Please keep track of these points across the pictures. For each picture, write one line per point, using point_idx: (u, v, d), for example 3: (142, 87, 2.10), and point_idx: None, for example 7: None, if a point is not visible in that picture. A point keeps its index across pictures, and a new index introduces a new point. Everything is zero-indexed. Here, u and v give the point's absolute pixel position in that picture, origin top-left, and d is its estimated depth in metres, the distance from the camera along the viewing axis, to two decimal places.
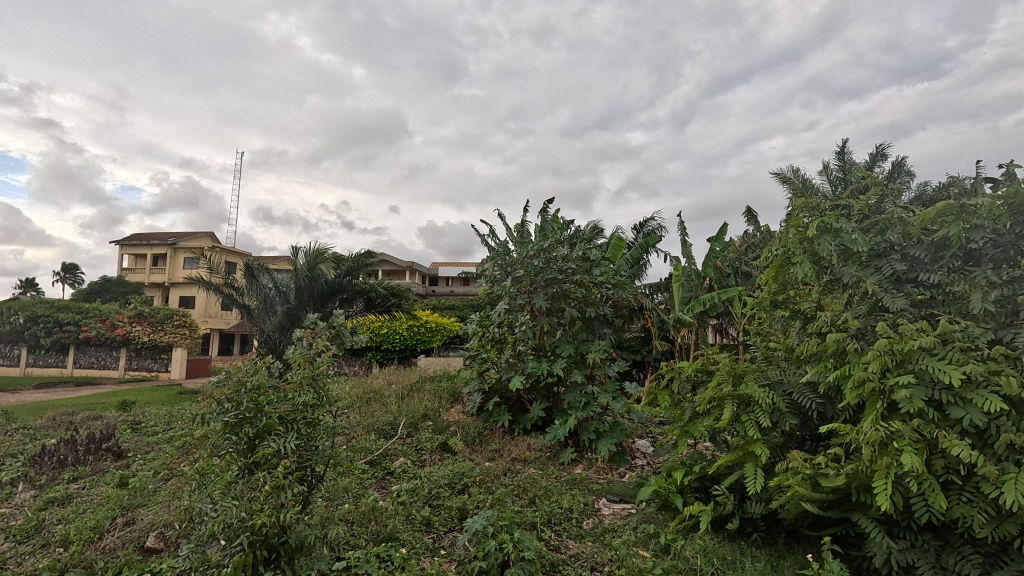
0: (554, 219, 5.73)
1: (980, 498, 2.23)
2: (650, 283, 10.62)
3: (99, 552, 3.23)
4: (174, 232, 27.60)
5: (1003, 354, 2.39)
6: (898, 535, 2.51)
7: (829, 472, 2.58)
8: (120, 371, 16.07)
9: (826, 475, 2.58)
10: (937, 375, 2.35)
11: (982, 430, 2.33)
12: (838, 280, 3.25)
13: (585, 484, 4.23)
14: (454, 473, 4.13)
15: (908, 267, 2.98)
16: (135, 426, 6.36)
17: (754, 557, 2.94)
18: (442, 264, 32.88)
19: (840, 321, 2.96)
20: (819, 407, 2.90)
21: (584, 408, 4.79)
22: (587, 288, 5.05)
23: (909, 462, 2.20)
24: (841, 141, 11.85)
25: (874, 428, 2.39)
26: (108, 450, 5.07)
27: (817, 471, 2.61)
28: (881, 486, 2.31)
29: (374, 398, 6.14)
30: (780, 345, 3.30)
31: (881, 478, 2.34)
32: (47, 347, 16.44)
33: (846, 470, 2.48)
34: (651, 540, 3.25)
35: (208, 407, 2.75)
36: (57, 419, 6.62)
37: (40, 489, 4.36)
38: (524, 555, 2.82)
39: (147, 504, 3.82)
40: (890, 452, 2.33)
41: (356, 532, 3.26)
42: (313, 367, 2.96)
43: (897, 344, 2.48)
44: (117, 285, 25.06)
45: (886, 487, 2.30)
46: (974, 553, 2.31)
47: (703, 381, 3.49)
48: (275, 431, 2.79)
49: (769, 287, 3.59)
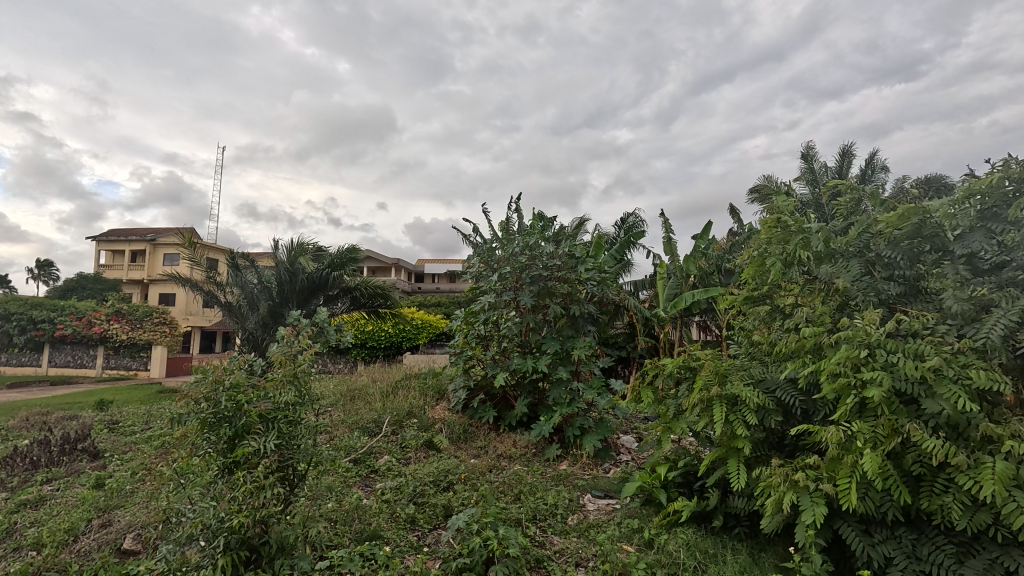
0: (540, 216, 5.72)
1: (953, 487, 2.28)
2: (636, 281, 10.69)
3: (74, 555, 3.16)
4: (154, 228, 27.13)
5: (971, 348, 2.45)
6: (874, 531, 2.54)
7: (809, 488, 2.54)
8: (98, 368, 15.76)
9: (805, 491, 2.55)
10: (910, 369, 2.40)
11: (956, 422, 2.38)
12: (817, 278, 3.30)
13: (570, 480, 4.24)
14: (439, 470, 4.11)
15: (881, 265, 3.02)
16: (112, 426, 6.21)
17: (735, 549, 2.99)
18: (429, 261, 32.78)
19: (820, 317, 2.98)
20: (801, 403, 2.94)
21: (569, 405, 4.81)
22: (572, 285, 5.08)
23: (869, 461, 2.26)
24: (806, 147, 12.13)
25: (841, 426, 2.46)
26: (83, 450, 4.97)
27: (796, 489, 2.57)
28: (847, 481, 2.37)
29: (358, 395, 6.10)
30: (763, 341, 3.33)
31: (849, 477, 2.39)
32: (22, 345, 16.07)
33: (823, 484, 2.48)
34: (634, 535, 3.28)
35: (185, 406, 2.70)
36: (31, 420, 6.44)
37: (12, 490, 4.24)
38: (508, 552, 2.83)
39: (125, 504, 3.75)
40: (852, 449, 2.40)
41: (339, 531, 3.23)
42: (294, 365, 2.91)
43: (868, 336, 2.54)
44: (95, 283, 24.59)
45: (854, 489, 2.34)
46: (947, 543, 2.36)
47: (687, 377, 3.50)
48: (254, 430, 2.73)
49: (752, 283, 3.63)
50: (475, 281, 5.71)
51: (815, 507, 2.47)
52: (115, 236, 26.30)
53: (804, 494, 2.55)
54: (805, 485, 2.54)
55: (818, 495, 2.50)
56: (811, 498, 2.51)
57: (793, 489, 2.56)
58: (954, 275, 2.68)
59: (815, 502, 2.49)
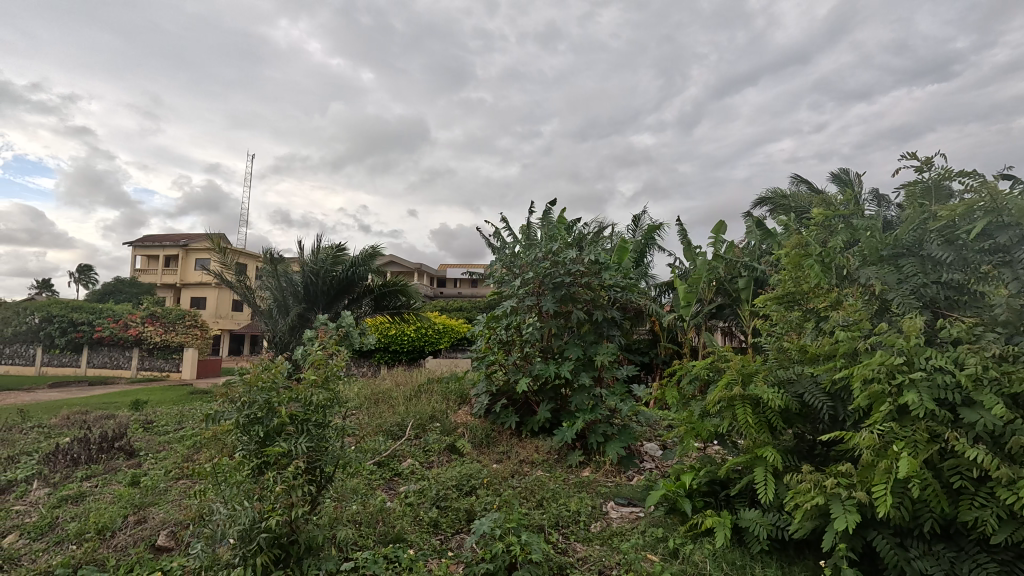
0: (560, 222, 5.73)
1: (994, 502, 2.20)
2: (658, 286, 10.57)
3: (112, 550, 3.28)
4: (186, 233, 28.06)
5: (1017, 355, 2.36)
6: (910, 545, 2.45)
7: (841, 496, 2.49)
8: (133, 369, 16.38)
9: (837, 499, 2.50)
10: (948, 376, 2.32)
11: (997, 433, 2.28)
12: (854, 280, 3.22)
13: (593, 487, 4.22)
14: (462, 475, 4.13)
15: (929, 267, 2.85)
16: (146, 426, 6.41)
17: (765, 563, 2.91)
18: (450, 266, 33.07)
19: (853, 320, 2.92)
20: (830, 408, 2.87)
21: (592, 411, 4.78)
22: (595, 291, 5.03)
23: (905, 466, 2.19)
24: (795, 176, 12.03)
25: (871, 430, 2.40)
26: (120, 448, 5.14)
27: (828, 495, 2.53)
28: (880, 488, 2.31)
29: (382, 398, 6.19)
30: (793, 344, 3.24)
31: (883, 484, 2.32)
32: (62, 347, 16.59)
33: (857, 492, 2.42)
34: (658, 544, 3.23)
35: (223, 406, 2.76)
36: (70, 418, 6.68)
37: (54, 486, 4.43)
38: (531, 558, 2.81)
39: (159, 503, 3.86)
40: (886, 453, 2.34)
41: (365, 534, 3.27)
42: (325, 368, 3.00)
43: (903, 342, 2.48)
44: (131, 286, 25.61)
45: (888, 495, 2.27)
46: (990, 561, 2.26)
47: (713, 379, 3.44)
48: (287, 431, 2.79)
49: (784, 286, 3.58)
50: (498, 286, 5.73)
51: (847, 514, 2.41)
52: (151, 242, 27.23)
53: (836, 502, 2.50)
54: (837, 492, 2.49)
55: (851, 503, 2.44)
56: (843, 506, 2.46)
57: (824, 495, 2.52)
58: (1006, 281, 2.53)
59: (847, 510, 2.43)
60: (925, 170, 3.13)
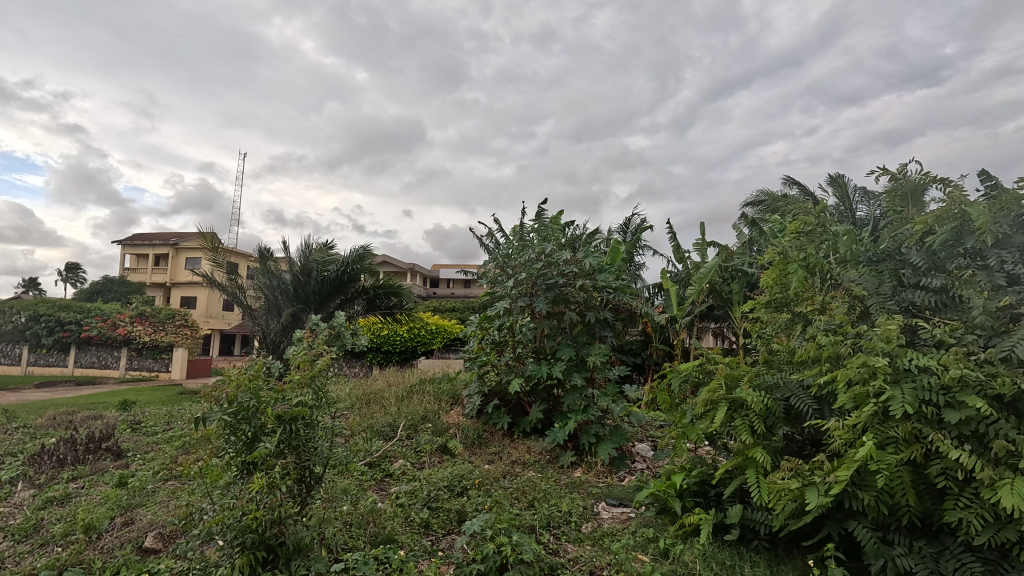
0: (553, 223, 5.74)
1: (979, 502, 2.22)
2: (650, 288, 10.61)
3: (99, 551, 3.24)
4: (176, 232, 27.84)
5: (1000, 359, 2.39)
6: (895, 542, 2.47)
7: (818, 486, 2.53)
8: (121, 369, 16.21)
9: (814, 489, 2.53)
10: (931, 376, 2.35)
11: (981, 435, 2.30)
12: (841, 285, 3.26)
13: (584, 488, 4.22)
14: (453, 475, 4.12)
15: (913, 271, 2.89)
16: (134, 427, 6.33)
17: (753, 561, 2.92)
18: (444, 267, 33.02)
19: (836, 324, 2.95)
20: (816, 411, 2.91)
21: (584, 412, 4.79)
22: (588, 292, 5.05)
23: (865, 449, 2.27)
24: (788, 179, 12.13)
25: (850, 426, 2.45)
26: (108, 449, 5.08)
27: (808, 487, 2.56)
28: (848, 473, 2.38)
29: (374, 398, 6.17)
30: (781, 347, 3.26)
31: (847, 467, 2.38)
32: (49, 346, 16.38)
33: (831, 480, 2.46)
34: (649, 544, 3.24)
35: (209, 406, 2.74)
36: (57, 418, 6.60)
37: (40, 487, 4.37)
38: (522, 558, 2.80)
39: (147, 504, 3.83)
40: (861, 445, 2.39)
41: (355, 534, 3.25)
42: (312, 368, 2.98)
43: (886, 344, 2.52)
44: (120, 286, 25.32)
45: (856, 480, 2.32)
46: (974, 560, 2.27)
47: (702, 381, 3.45)
48: (270, 431, 2.74)
49: (771, 291, 3.63)
50: (491, 286, 5.74)
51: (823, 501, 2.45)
52: (141, 241, 26.99)
53: (813, 491, 2.53)
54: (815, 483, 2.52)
55: (826, 491, 2.48)
56: (819, 494, 2.49)
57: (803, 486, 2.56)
58: (987, 284, 2.56)
59: (823, 497, 2.47)
60: (902, 175, 3.16)
